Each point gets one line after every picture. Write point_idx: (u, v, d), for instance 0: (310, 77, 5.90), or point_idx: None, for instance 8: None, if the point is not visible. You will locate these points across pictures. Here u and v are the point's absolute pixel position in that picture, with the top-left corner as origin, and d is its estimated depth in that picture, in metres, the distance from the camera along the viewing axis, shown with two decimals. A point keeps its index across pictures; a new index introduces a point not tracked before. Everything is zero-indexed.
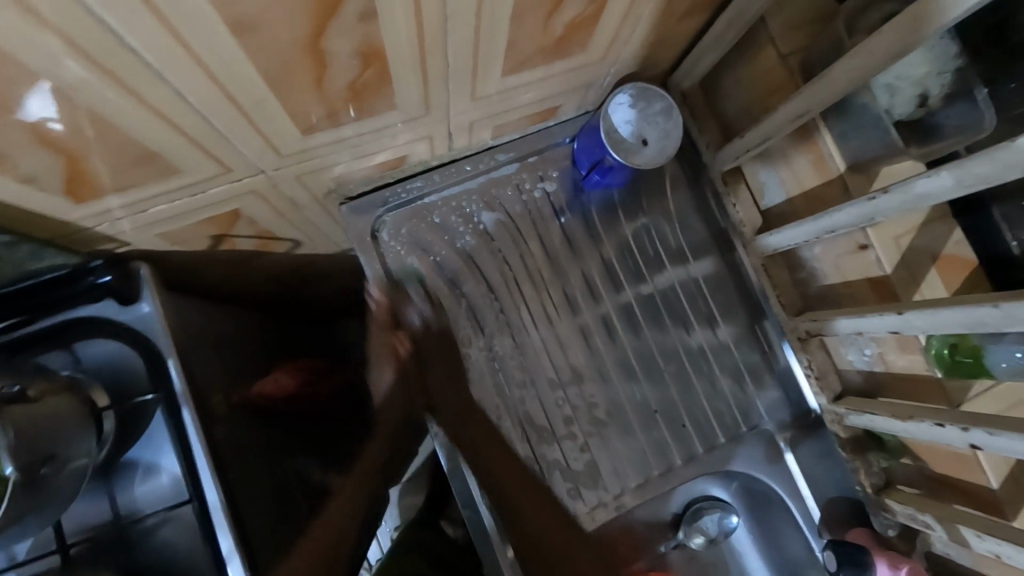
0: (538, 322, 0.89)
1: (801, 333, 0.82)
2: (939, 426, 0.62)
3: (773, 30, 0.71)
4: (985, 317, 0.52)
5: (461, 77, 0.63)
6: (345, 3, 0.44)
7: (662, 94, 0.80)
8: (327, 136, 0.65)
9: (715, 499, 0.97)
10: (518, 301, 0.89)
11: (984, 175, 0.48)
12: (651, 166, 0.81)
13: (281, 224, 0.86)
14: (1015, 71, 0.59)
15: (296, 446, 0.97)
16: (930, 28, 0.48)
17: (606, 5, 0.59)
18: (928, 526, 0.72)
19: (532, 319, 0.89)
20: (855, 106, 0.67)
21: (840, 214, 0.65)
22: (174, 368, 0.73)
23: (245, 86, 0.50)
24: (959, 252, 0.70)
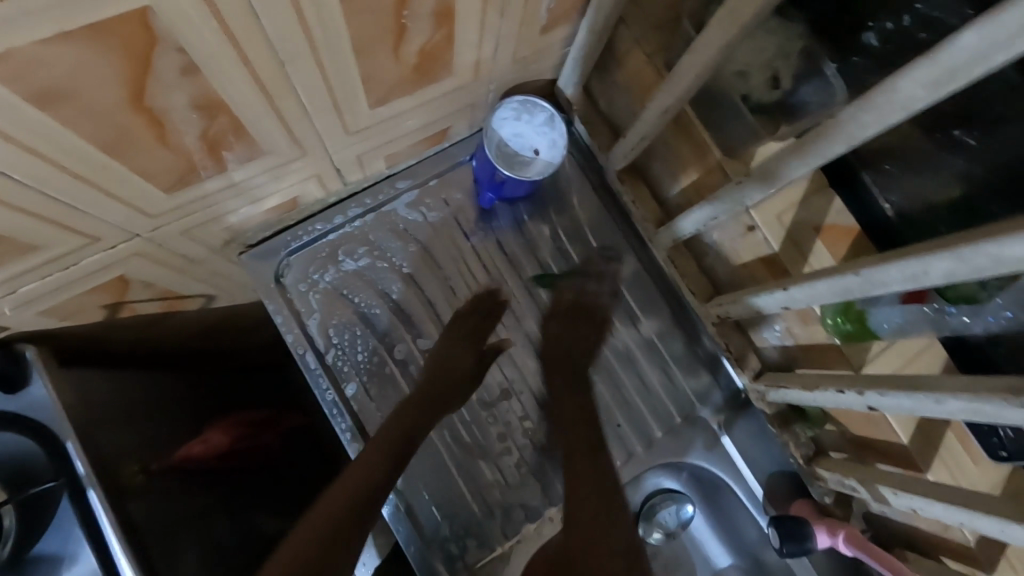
0: None
1: (714, 319, 0.84)
2: (840, 392, 0.64)
3: (633, 32, 0.73)
4: (848, 284, 0.54)
5: (325, 114, 0.62)
6: (157, 60, 0.43)
7: (543, 105, 0.81)
8: (198, 190, 0.64)
9: (668, 491, 0.90)
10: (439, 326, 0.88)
11: (818, 151, 0.50)
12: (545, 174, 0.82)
13: (182, 281, 0.83)
14: (857, 45, 0.60)
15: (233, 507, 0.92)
16: (746, 15, 0.50)
17: (454, 29, 0.60)
18: (855, 490, 0.73)
19: None
20: (715, 94, 0.70)
21: (717, 201, 0.67)
22: (74, 449, 0.70)
23: (79, 156, 0.48)
24: (841, 221, 0.71)
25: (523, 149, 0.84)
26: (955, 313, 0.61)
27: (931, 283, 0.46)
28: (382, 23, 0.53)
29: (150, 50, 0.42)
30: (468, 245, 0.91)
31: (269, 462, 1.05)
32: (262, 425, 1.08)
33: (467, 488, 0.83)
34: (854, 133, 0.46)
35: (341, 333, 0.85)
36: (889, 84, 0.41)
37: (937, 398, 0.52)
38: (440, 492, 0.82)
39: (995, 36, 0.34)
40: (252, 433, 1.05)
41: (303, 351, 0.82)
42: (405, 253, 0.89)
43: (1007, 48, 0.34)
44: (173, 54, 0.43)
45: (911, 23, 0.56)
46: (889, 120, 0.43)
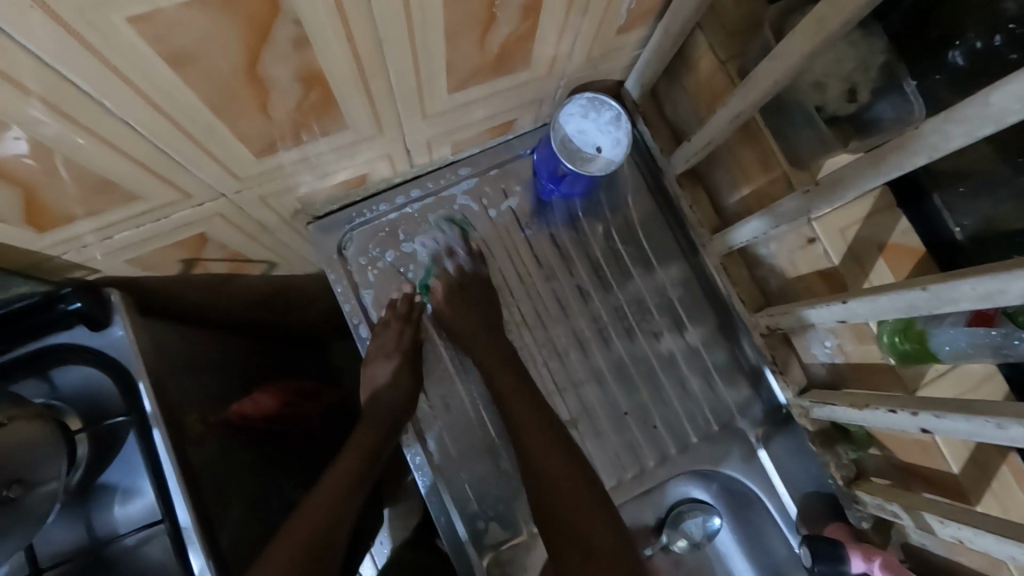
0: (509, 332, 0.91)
1: (762, 330, 0.83)
2: (891, 412, 0.63)
3: (709, 38, 0.74)
4: (914, 300, 0.54)
5: (408, 97, 0.66)
6: (275, 31, 0.47)
7: (610, 104, 0.84)
8: (282, 158, 0.68)
9: (696, 501, 0.90)
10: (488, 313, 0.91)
11: (896, 161, 0.50)
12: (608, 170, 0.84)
13: (252, 246, 0.88)
14: (939, 62, 0.61)
15: (275, 468, 0.98)
16: (833, 25, 0.51)
17: (539, 22, 0.62)
18: (896, 515, 0.72)
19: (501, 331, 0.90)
20: (787, 104, 0.70)
21: (781, 211, 0.67)
22: (145, 390, 0.74)
23: (191, 115, 0.53)
24: (906, 241, 0.71)
25: (586, 146, 0.86)
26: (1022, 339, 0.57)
27: (1005, 304, 0.46)
28: (475, 12, 0.56)
29: (272, 21, 0.46)
30: (522, 236, 0.93)
31: (309, 432, 1.11)
32: (306, 395, 1.13)
33: (501, 468, 0.85)
34: (937, 143, 0.45)
35: None
36: (979, 98, 0.41)
37: (999, 424, 0.51)
38: (475, 472, 0.84)
39: None
40: (295, 400, 1.10)
41: (358, 323, 0.87)
42: (461, 237, 0.91)
43: None
44: (290, 26, 0.47)
45: (1001, 44, 0.56)
46: (979, 133, 0.42)
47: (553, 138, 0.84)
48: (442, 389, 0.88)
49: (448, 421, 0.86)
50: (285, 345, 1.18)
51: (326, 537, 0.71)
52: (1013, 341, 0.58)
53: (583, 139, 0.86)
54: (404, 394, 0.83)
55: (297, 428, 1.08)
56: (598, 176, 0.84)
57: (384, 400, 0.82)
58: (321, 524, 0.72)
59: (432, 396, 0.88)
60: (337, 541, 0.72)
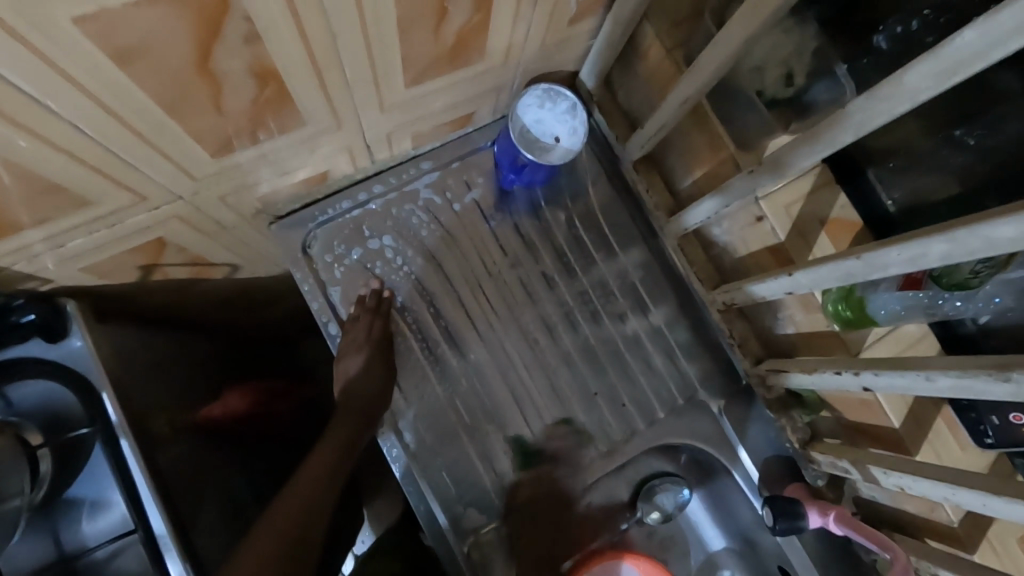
0: (478, 322, 0.92)
1: (719, 306, 0.87)
2: (837, 373, 0.68)
3: (656, 26, 0.77)
4: (849, 269, 0.58)
5: (364, 90, 0.66)
6: (226, 28, 0.47)
7: (566, 93, 0.86)
8: (238, 157, 0.67)
9: (666, 474, 0.94)
10: (456, 304, 0.92)
11: (828, 138, 0.54)
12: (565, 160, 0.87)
13: (213, 248, 0.87)
14: (866, 46, 0.65)
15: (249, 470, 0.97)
16: (765, 14, 0.54)
17: (491, 13, 0.63)
18: (846, 471, 0.77)
19: (470, 321, 0.92)
20: (731, 90, 0.74)
21: (730, 191, 0.71)
22: (108, 399, 0.73)
23: (143, 115, 0.52)
24: (845, 216, 0.75)
25: (544, 136, 0.88)
26: (948, 298, 0.65)
27: (927, 266, 0.50)
28: (427, 4, 0.56)
29: (223, 19, 0.46)
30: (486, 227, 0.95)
31: (281, 430, 1.11)
32: (275, 394, 1.13)
33: (477, 452, 0.87)
34: (863, 122, 0.49)
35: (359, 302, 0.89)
36: (896, 77, 0.44)
37: (927, 376, 0.56)
38: (452, 459, 0.86)
39: (993, 33, 0.37)
40: (265, 400, 1.09)
41: (327, 320, 0.87)
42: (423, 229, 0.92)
43: (1004, 42, 0.37)
44: (241, 22, 0.47)
45: (919, 29, 0.61)
46: (897, 110, 0.46)
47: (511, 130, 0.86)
48: (414, 380, 0.89)
49: (421, 412, 0.88)
50: (252, 348, 1.15)
51: (306, 530, 0.71)
52: (940, 301, 0.66)
53: (542, 129, 0.88)
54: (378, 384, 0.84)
55: (268, 427, 1.07)
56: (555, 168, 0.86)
57: (357, 392, 0.83)
58: (299, 516, 0.71)
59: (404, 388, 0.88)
60: (316, 535, 0.72)
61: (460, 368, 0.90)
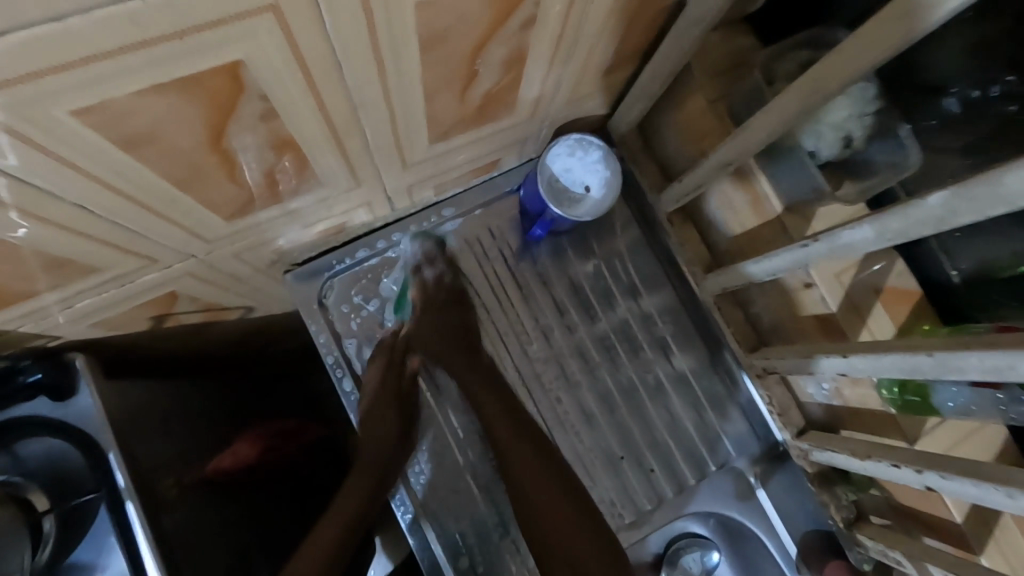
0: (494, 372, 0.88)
1: (758, 371, 0.81)
2: (895, 467, 0.62)
3: (697, 76, 0.72)
4: (919, 364, 0.52)
5: (385, 151, 0.62)
6: (240, 108, 0.43)
7: (597, 143, 0.82)
8: (253, 219, 0.64)
9: (694, 536, 0.88)
10: None
11: (900, 230, 0.47)
12: (595, 213, 0.81)
13: (225, 299, 0.84)
14: (936, 109, 0.60)
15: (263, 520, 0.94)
16: (830, 88, 0.48)
17: (522, 73, 0.59)
18: (899, 562, 0.71)
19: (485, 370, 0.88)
20: (781, 149, 0.67)
21: (776, 259, 0.64)
22: (115, 459, 0.70)
23: (153, 192, 0.49)
24: (901, 284, 0.70)
25: (573, 186, 0.83)
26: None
27: (1016, 380, 0.44)
28: (455, 70, 0.52)
29: (236, 100, 0.42)
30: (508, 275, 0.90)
31: (294, 473, 1.07)
32: (286, 436, 1.08)
33: (494, 516, 0.83)
34: (945, 219, 0.43)
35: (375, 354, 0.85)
36: (991, 178, 0.39)
37: (1009, 493, 0.50)
38: (468, 523, 0.82)
39: None
40: (277, 442, 1.06)
41: (341, 375, 0.83)
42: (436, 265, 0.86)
43: None
44: (256, 102, 0.43)
45: (998, 95, 0.56)
46: (988, 213, 0.40)
47: (538, 180, 0.81)
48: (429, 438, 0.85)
49: (437, 471, 0.84)
50: (269, 385, 1.12)
51: None
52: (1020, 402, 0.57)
53: (571, 178, 0.83)
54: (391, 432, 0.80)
55: (281, 471, 1.04)
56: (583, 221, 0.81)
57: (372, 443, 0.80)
58: None
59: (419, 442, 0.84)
60: None
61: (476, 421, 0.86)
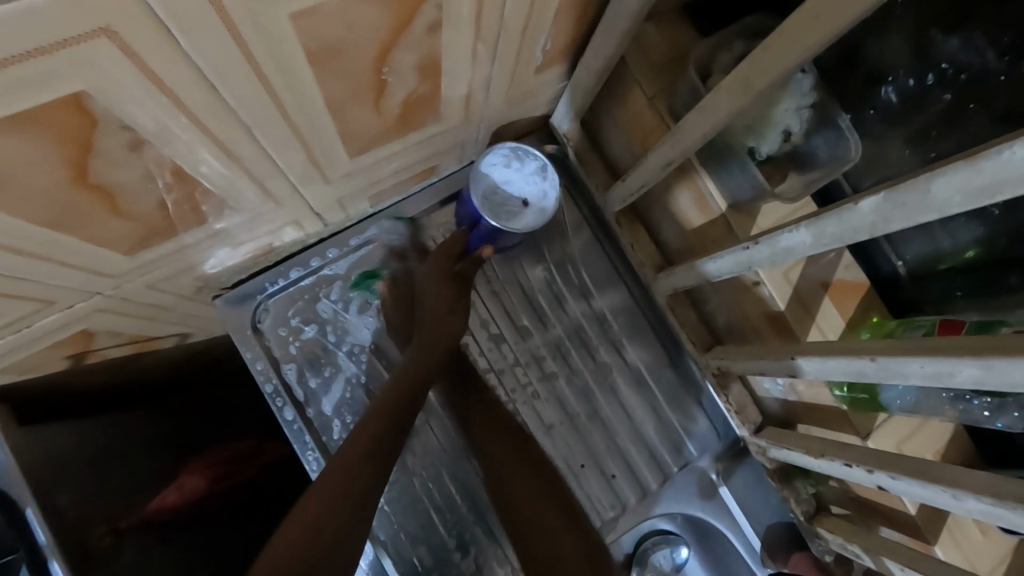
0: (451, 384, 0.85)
1: (713, 370, 0.79)
2: (848, 466, 0.60)
3: (634, 71, 0.68)
4: (863, 367, 0.50)
5: (299, 167, 0.57)
6: (103, 139, 0.38)
7: (536, 152, 0.79)
8: (160, 250, 0.58)
9: (663, 534, 0.86)
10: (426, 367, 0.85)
11: (835, 235, 0.45)
12: (531, 227, 0.80)
13: (155, 330, 0.76)
14: (873, 98, 0.59)
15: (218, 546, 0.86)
16: (758, 86, 0.45)
17: (440, 80, 0.55)
18: (858, 556, 0.71)
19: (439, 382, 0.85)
20: (720, 146, 0.65)
21: (721, 261, 0.62)
22: (34, 516, 0.62)
23: (19, 236, 0.42)
24: (850, 277, 0.68)
25: (512, 198, 0.81)
26: (975, 404, 0.57)
27: (956, 385, 0.43)
28: (361, 84, 0.48)
29: (92, 130, 0.37)
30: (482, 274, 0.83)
31: (252, 495, 0.98)
32: (242, 460, 0.98)
33: (452, 536, 0.82)
34: (879, 225, 0.41)
35: (317, 379, 0.81)
36: (919, 183, 0.36)
37: (955, 495, 0.49)
38: (422, 544, 0.81)
39: None
40: (233, 467, 0.96)
41: (282, 405, 0.79)
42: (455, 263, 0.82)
43: None
44: (120, 132, 0.38)
45: (933, 83, 0.54)
46: (918, 219, 0.38)
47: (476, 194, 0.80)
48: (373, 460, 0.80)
49: (391, 493, 0.81)
50: (225, 408, 1.00)
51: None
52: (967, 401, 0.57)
53: (510, 189, 0.82)
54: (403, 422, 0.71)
55: (235, 500, 0.95)
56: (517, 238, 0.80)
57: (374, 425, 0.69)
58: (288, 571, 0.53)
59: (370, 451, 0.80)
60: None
61: (427, 439, 0.83)
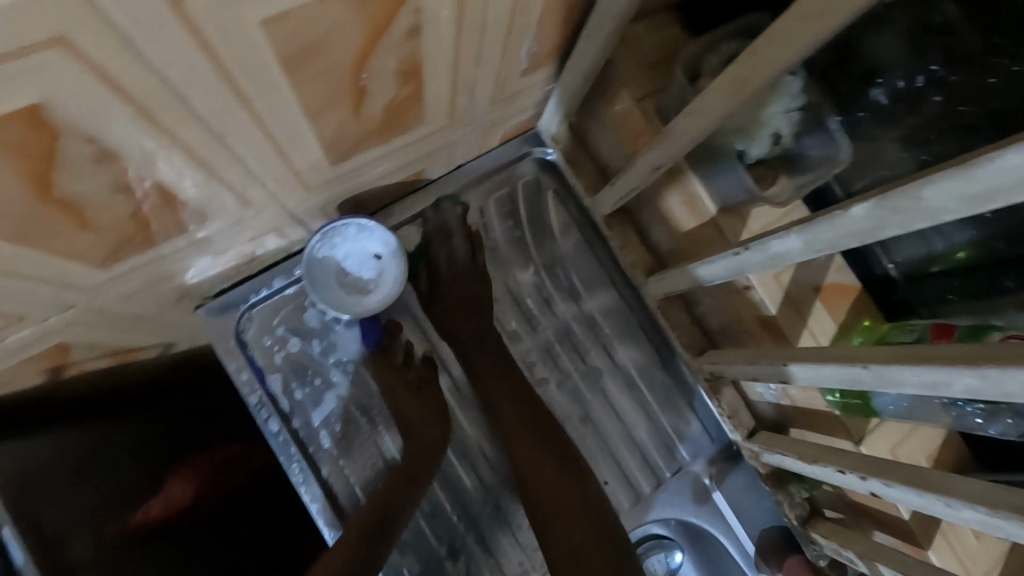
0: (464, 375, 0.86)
1: (705, 375, 0.78)
2: (841, 472, 0.60)
3: (621, 72, 0.67)
4: (856, 374, 0.50)
5: (277, 172, 0.55)
6: (65, 150, 0.36)
7: (344, 222, 0.73)
8: (137, 261, 0.56)
9: (657, 538, 0.85)
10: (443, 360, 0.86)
11: (829, 241, 0.44)
12: (398, 284, 0.78)
13: (137, 341, 0.74)
14: (864, 100, 0.58)
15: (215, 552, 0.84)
16: (747, 89, 0.44)
17: (422, 85, 0.53)
18: (852, 561, 0.70)
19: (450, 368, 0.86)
20: (709, 149, 0.63)
21: (711, 266, 0.61)
22: (10, 537, 0.59)
23: None
24: (840, 279, 0.68)
25: (363, 267, 0.78)
26: (969, 413, 0.56)
27: (951, 394, 0.42)
28: (339, 89, 0.46)
29: (52, 141, 0.35)
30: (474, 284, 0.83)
31: (243, 502, 0.95)
32: (229, 465, 0.95)
33: (443, 545, 0.81)
34: (872, 231, 0.40)
35: (303, 391, 0.80)
36: (913, 189, 0.35)
37: (949, 503, 0.48)
38: (410, 555, 0.80)
39: None
40: (218, 474, 0.93)
41: (268, 415, 0.77)
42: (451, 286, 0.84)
43: None
44: (82, 144, 0.37)
45: (923, 85, 0.54)
46: (911, 226, 0.37)
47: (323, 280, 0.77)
48: (362, 464, 0.80)
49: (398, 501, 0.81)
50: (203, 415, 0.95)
51: None
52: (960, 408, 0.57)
53: (357, 258, 0.78)
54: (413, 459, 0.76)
55: (226, 506, 0.92)
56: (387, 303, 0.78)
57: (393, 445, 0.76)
58: None
59: (356, 459, 0.80)
60: None
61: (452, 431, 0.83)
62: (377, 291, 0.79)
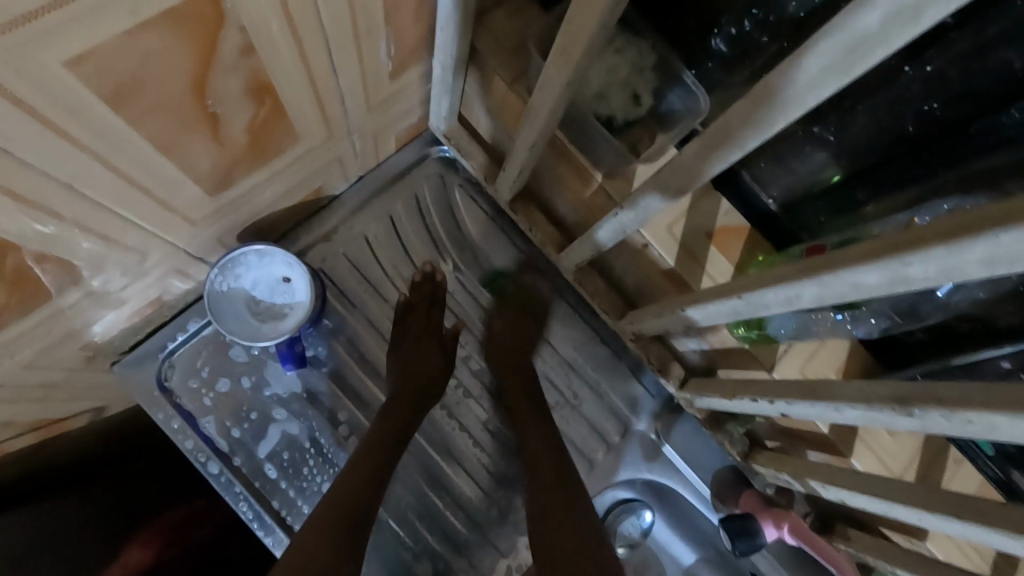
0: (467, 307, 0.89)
1: (630, 335, 0.81)
2: (755, 401, 0.63)
3: (487, 61, 0.69)
4: (736, 308, 0.53)
5: (151, 210, 0.54)
6: None
7: (240, 251, 0.74)
8: (25, 326, 0.54)
9: (625, 502, 0.88)
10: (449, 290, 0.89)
11: (677, 186, 0.47)
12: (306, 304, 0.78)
13: (58, 411, 0.71)
14: (708, 50, 0.62)
15: None
16: (576, 57, 0.46)
17: (278, 102, 0.54)
18: (789, 482, 0.74)
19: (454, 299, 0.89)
20: (581, 119, 0.66)
21: (602, 232, 0.64)
22: None
23: None
24: (732, 222, 0.69)
25: (272, 292, 0.78)
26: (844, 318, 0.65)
27: (806, 306, 0.45)
28: (186, 118, 0.47)
29: None
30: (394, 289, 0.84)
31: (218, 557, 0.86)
32: (192, 521, 0.87)
33: (409, 550, 0.83)
34: (702, 165, 0.43)
35: (241, 428, 0.80)
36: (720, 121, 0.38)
37: (836, 407, 0.51)
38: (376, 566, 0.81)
39: (803, 79, 0.31)
40: (181, 530, 0.86)
41: (205, 460, 0.78)
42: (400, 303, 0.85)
43: (815, 87, 0.32)
44: None
45: (751, 28, 0.57)
46: (730, 158, 0.41)
47: (239, 313, 0.78)
48: (312, 490, 0.79)
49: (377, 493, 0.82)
50: (165, 477, 0.90)
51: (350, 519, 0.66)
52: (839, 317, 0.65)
53: (266, 284, 0.78)
54: (383, 456, 0.73)
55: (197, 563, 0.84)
56: (306, 319, 0.78)
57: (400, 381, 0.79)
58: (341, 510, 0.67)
59: (305, 487, 0.79)
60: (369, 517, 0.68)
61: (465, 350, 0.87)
62: (292, 313, 0.78)
